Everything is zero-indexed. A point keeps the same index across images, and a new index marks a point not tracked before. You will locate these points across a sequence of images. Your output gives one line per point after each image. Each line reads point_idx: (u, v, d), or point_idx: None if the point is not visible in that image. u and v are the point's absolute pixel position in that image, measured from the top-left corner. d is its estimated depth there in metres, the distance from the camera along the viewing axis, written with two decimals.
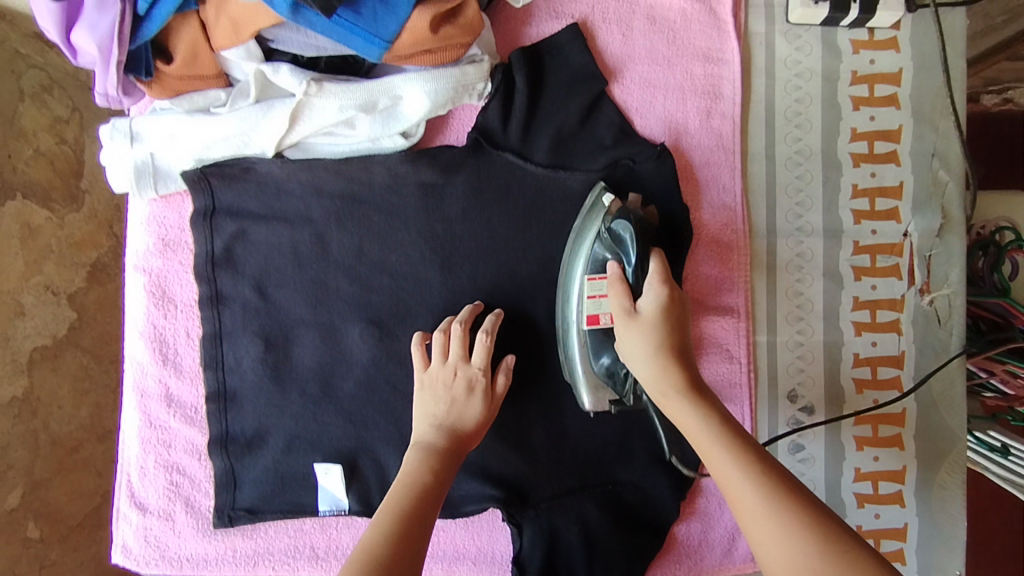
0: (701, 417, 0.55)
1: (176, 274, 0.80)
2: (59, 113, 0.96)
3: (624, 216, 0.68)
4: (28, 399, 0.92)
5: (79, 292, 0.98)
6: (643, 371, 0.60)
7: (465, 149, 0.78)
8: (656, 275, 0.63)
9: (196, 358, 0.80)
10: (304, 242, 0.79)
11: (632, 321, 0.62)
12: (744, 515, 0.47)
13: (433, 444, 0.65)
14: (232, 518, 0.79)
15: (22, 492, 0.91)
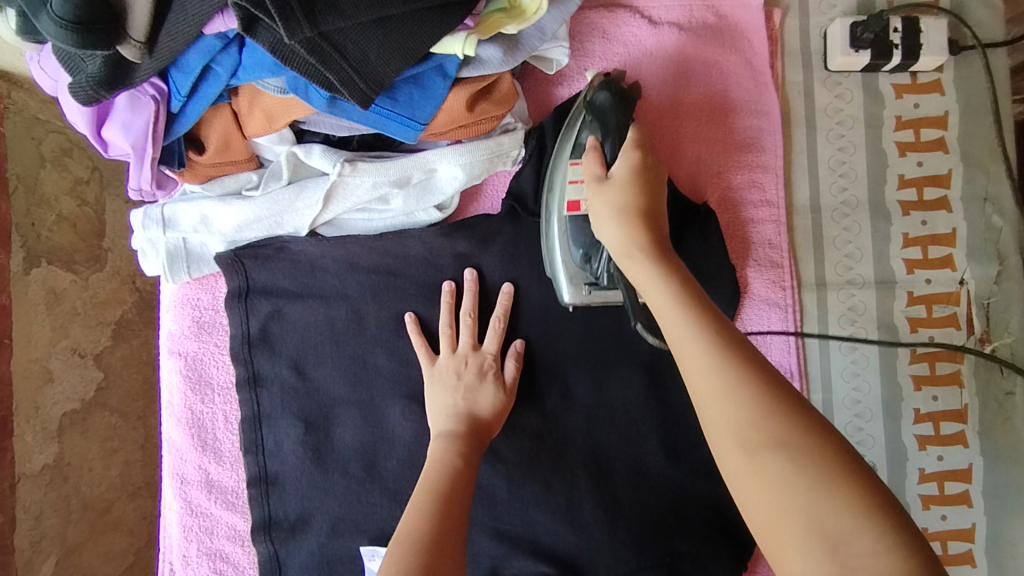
0: (659, 275, 0.52)
1: (211, 356, 0.79)
2: (79, 174, 0.97)
3: (602, 90, 0.67)
4: (58, 465, 0.95)
5: (105, 353, 0.99)
6: (608, 233, 0.58)
7: (502, 218, 0.77)
8: (630, 144, 0.62)
9: (236, 441, 0.78)
10: (340, 317, 0.77)
11: (602, 185, 0.61)
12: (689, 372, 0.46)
13: (455, 429, 0.68)
14: None
15: (56, 559, 0.94)
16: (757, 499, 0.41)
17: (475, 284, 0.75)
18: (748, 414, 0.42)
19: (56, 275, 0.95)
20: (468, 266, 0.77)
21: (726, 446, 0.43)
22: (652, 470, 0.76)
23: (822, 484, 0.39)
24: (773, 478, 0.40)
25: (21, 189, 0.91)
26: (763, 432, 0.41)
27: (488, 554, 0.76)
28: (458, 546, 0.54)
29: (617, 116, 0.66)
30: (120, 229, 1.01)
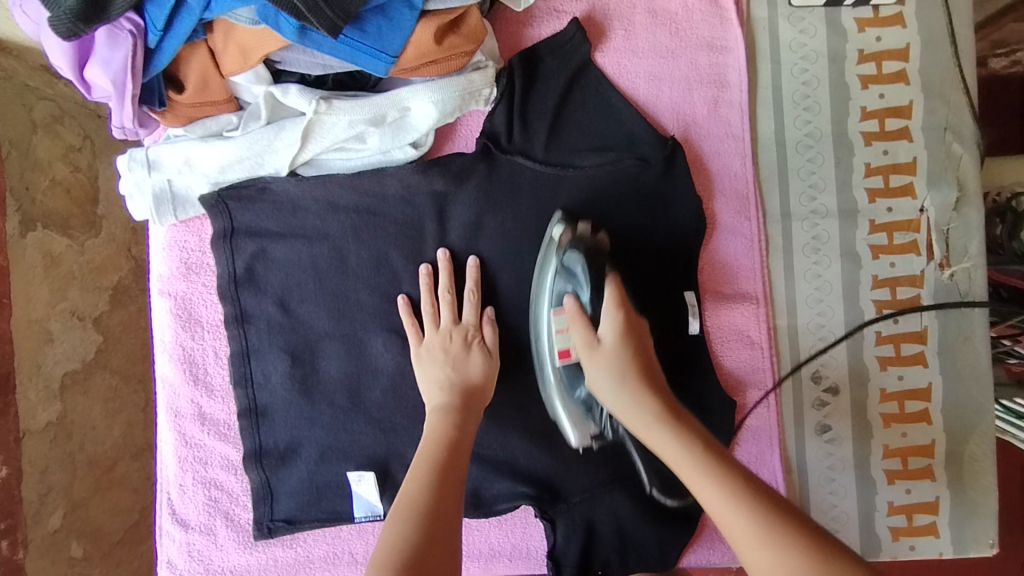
0: (680, 439, 0.59)
1: (200, 295, 0.82)
2: (71, 142, 1.00)
3: (575, 249, 0.73)
4: (62, 423, 0.98)
5: (103, 316, 1.04)
6: (616, 403, 0.65)
7: (475, 155, 0.79)
8: (612, 302, 0.69)
9: (226, 376, 0.82)
10: (323, 257, 0.80)
11: (596, 354, 0.67)
12: (695, 485, 0.55)
13: (449, 402, 0.71)
14: (272, 529, 0.80)
15: (63, 513, 0.96)
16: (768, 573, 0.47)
17: (449, 263, 0.79)
18: (749, 517, 0.50)
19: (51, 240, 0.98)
20: (441, 246, 0.79)
21: None
22: None
23: None
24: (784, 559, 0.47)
25: (15, 154, 0.93)
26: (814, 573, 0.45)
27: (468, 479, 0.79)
28: (454, 515, 0.59)
29: (590, 266, 0.72)
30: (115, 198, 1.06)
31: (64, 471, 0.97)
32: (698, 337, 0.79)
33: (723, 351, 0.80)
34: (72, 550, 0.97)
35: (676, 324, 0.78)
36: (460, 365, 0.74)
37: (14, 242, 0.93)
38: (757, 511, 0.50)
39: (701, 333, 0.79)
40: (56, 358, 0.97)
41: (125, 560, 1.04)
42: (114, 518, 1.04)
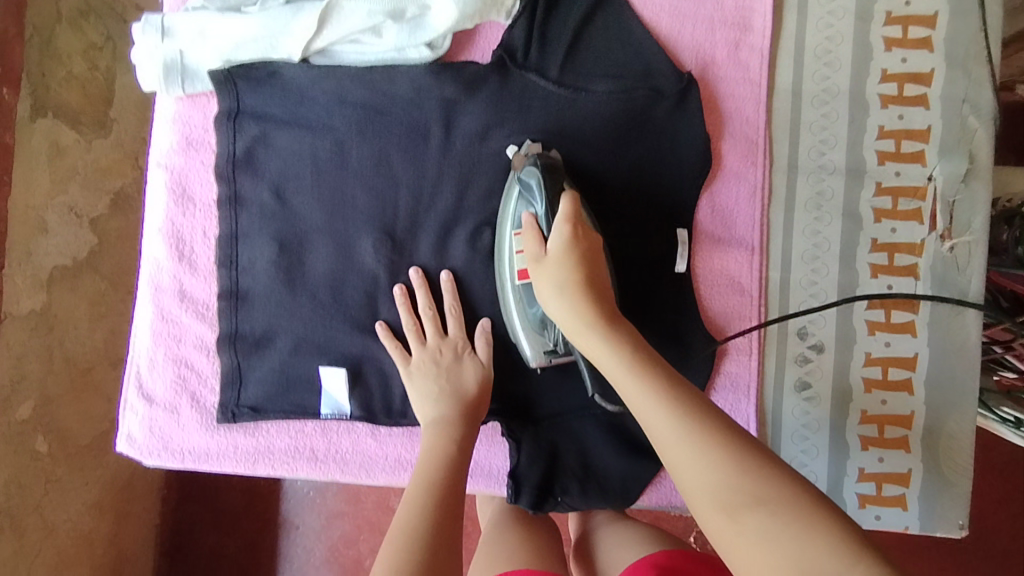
0: (611, 344, 0.54)
1: (197, 173, 0.81)
2: (93, 40, 1.04)
3: (533, 163, 0.71)
4: (46, 314, 0.97)
5: (101, 217, 1.07)
6: (557, 308, 0.58)
7: (489, 67, 0.79)
8: (562, 217, 0.62)
9: (211, 257, 0.81)
10: (324, 150, 0.80)
11: (541, 262, 0.62)
12: (625, 391, 0.51)
13: (446, 415, 0.71)
14: (236, 414, 0.80)
15: (34, 404, 0.95)
16: (686, 475, 0.46)
17: (423, 282, 0.79)
18: (676, 425, 0.47)
19: (60, 130, 0.99)
20: (414, 265, 0.80)
21: (708, 511, 0.44)
22: None
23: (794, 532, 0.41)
24: (704, 464, 0.45)
25: (37, 39, 0.95)
26: (741, 494, 0.43)
27: None
28: (455, 535, 0.58)
29: (547, 183, 0.69)
30: (126, 102, 1.10)
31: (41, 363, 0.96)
32: (685, 277, 0.79)
33: (712, 296, 0.79)
34: (36, 444, 0.95)
35: (667, 262, 0.78)
36: (451, 380, 0.74)
37: (25, 125, 0.93)
38: (683, 414, 0.48)
39: (689, 273, 0.79)
40: (49, 250, 0.98)
41: (89, 465, 1.05)
42: (83, 423, 1.04)
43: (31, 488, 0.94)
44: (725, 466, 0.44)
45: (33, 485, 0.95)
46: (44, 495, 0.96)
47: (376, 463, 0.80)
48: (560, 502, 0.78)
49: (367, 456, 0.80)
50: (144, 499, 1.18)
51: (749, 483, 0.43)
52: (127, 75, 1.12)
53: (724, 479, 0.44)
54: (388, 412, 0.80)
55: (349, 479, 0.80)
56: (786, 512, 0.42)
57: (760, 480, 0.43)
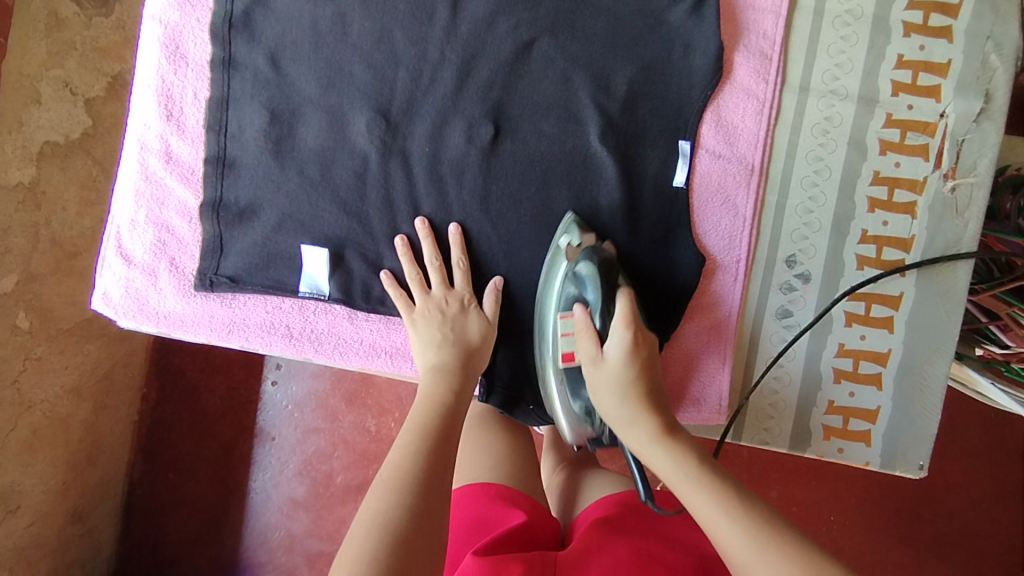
0: (678, 459, 0.58)
1: (191, 30, 0.78)
2: None
3: (586, 258, 0.71)
4: (33, 190, 0.95)
5: (96, 98, 1.03)
6: (621, 421, 0.64)
7: None
8: (623, 320, 0.66)
9: (200, 121, 0.79)
10: (325, 19, 0.78)
11: (597, 367, 0.66)
12: (692, 503, 0.55)
13: (447, 363, 0.71)
14: (213, 283, 0.79)
15: (19, 278, 0.94)
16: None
17: (429, 233, 0.77)
18: (738, 526, 0.51)
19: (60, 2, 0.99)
20: (419, 215, 0.78)
21: None
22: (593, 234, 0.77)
23: None
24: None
25: None
26: None
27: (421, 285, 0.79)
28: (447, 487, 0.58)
29: (603, 286, 0.69)
30: None
31: (27, 239, 0.95)
32: (681, 191, 0.77)
33: (705, 214, 0.77)
34: (17, 318, 0.94)
35: (663, 174, 0.77)
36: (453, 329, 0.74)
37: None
38: (749, 519, 0.52)
39: (685, 187, 0.77)
40: (41, 124, 0.95)
41: (71, 348, 1.03)
42: (68, 307, 1.03)
43: (10, 362, 0.93)
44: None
45: (13, 360, 0.94)
46: (21, 372, 0.95)
47: (352, 346, 0.80)
48: (529, 408, 0.81)
49: (343, 338, 0.80)
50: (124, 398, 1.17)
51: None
52: None
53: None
54: (367, 298, 0.79)
55: (322, 360, 0.80)
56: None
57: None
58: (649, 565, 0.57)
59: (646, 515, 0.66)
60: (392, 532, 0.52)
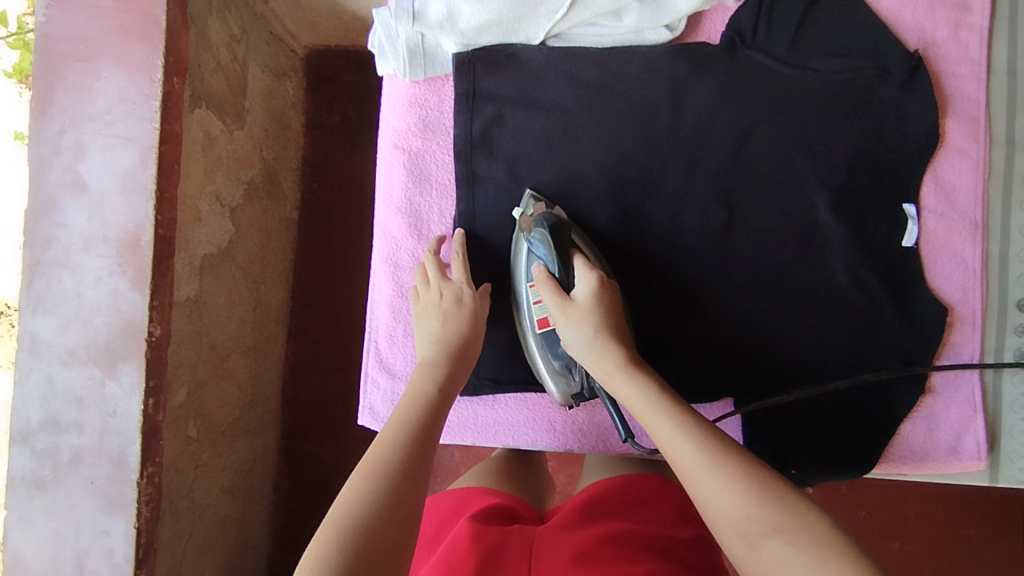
0: (641, 389, 0.67)
1: (434, 154, 0.84)
2: (231, 30, 1.18)
3: (540, 224, 0.77)
4: (197, 302, 1.12)
5: (237, 206, 1.26)
6: (585, 355, 0.73)
7: (721, 47, 0.81)
8: (584, 265, 0.76)
9: (448, 235, 0.85)
10: (556, 129, 0.82)
11: (568, 307, 0.74)
12: (652, 427, 0.65)
13: (436, 359, 0.74)
14: (477, 387, 0.83)
15: (187, 390, 1.09)
16: (711, 505, 0.58)
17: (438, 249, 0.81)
18: (699, 454, 0.60)
19: (209, 120, 1.14)
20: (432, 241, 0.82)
21: (734, 535, 0.56)
22: (828, 302, 0.82)
23: (818, 556, 0.51)
24: (724, 488, 0.57)
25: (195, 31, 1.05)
26: (763, 524, 0.55)
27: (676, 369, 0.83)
28: (423, 466, 0.62)
29: (558, 243, 0.76)
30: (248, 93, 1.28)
31: (193, 351, 1.11)
32: (910, 250, 0.82)
33: (937, 268, 0.82)
34: (188, 429, 1.11)
35: (892, 235, 0.81)
36: (439, 323, 0.76)
37: (188, 115, 1.05)
38: (707, 446, 0.60)
39: (914, 246, 0.82)
40: (200, 238, 1.12)
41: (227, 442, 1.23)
42: (220, 406, 1.21)
43: (184, 471, 1.10)
44: (754, 502, 0.56)
45: (186, 469, 1.10)
46: (193, 479, 1.12)
47: (615, 432, 0.84)
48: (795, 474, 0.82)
49: (603, 427, 0.84)
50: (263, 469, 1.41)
51: (767, 511, 0.55)
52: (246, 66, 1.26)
53: (744, 504, 0.56)
54: None
55: (585, 449, 0.85)
56: (794, 533, 0.53)
57: (778, 505, 0.55)
58: (613, 540, 0.66)
59: (616, 505, 0.75)
60: (394, 483, 0.58)
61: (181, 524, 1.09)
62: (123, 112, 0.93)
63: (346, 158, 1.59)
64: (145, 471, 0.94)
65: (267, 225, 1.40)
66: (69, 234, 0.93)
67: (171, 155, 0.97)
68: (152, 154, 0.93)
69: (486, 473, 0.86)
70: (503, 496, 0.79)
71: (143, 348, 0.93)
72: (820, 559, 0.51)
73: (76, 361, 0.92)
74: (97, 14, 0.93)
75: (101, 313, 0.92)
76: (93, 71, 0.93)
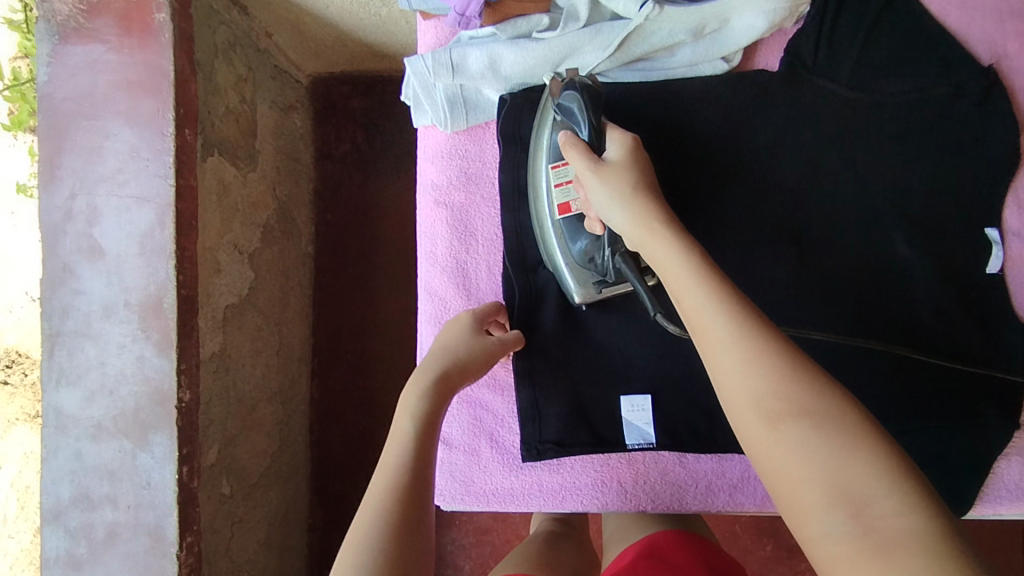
0: (679, 250, 0.57)
1: (479, 207, 0.80)
2: (240, 70, 1.08)
3: (571, 88, 0.70)
4: (224, 355, 1.02)
5: (255, 252, 1.13)
6: (615, 216, 0.64)
7: (780, 75, 0.77)
8: (615, 132, 0.69)
9: (497, 292, 0.80)
10: None
11: (600, 169, 0.66)
12: (678, 295, 0.55)
13: (424, 381, 0.64)
14: (541, 452, 0.78)
15: (219, 447, 0.99)
16: (731, 379, 0.49)
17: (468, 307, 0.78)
18: (728, 325, 0.50)
19: (223, 167, 1.03)
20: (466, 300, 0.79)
21: (746, 413, 0.48)
22: (913, 335, 0.76)
23: (846, 450, 0.44)
24: (748, 358, 0.49)
25: (203, 75, 0.95)
26: (787, 408, 0.46)
27: None
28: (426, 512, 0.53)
29: (592, 106, 0.69)
30: (262, 130, 1.17)
31: (223, 406, 1.01)
32: (995, 277, 0.77)
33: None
34: (222, 486, 1.00)
35: (975, 263, 0.76)
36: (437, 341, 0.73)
37: (201, 165, 0.95)
38: (741, 318, 0.50)
39: (999, 272, 0.76)
40: (222, 289, 1.02)
41: (260, 499, 1.13)
42: (252, 459, 1.11)
43: (222, 530, 1.00)
44: (780, 382, 0.47)
45: (223, 529, 1.00)
46: (231, 537, 1.02)
47: (690, 490, 0.79)
48: None
49: (678, 485, 0.80)
50: (298, 522, 1.31)
51: (796, 392, 0.46)
52: (260, 102, 1.17)
53: (768, 382, 0.47)
54: (696, 438, 0.77)
55: (660, 510, 0.80)
56: (822, 420, 0.45)
57: (809, 389, 0.46)
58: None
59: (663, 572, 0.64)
60: (388, 563, 0.49)
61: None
62: (135, 170, 0.86)
63: (359, 190, 1.41)
64: (184, 542, 0.87)
65: (289, 265, 1.30)
66: (89, 301, 0.87)
67: (190, 211, 0.89)
68: (170, 212, 0.86)
69: (525, 558, 0.79)
70: None
71: (172, 415, 0.86)
72: (850, 458, 0.43)
73: (105, 434, 0.86)
74: (103, 70, 0.86)
75: (127, 381, 0.86)
76: (101, 130, 0.86)
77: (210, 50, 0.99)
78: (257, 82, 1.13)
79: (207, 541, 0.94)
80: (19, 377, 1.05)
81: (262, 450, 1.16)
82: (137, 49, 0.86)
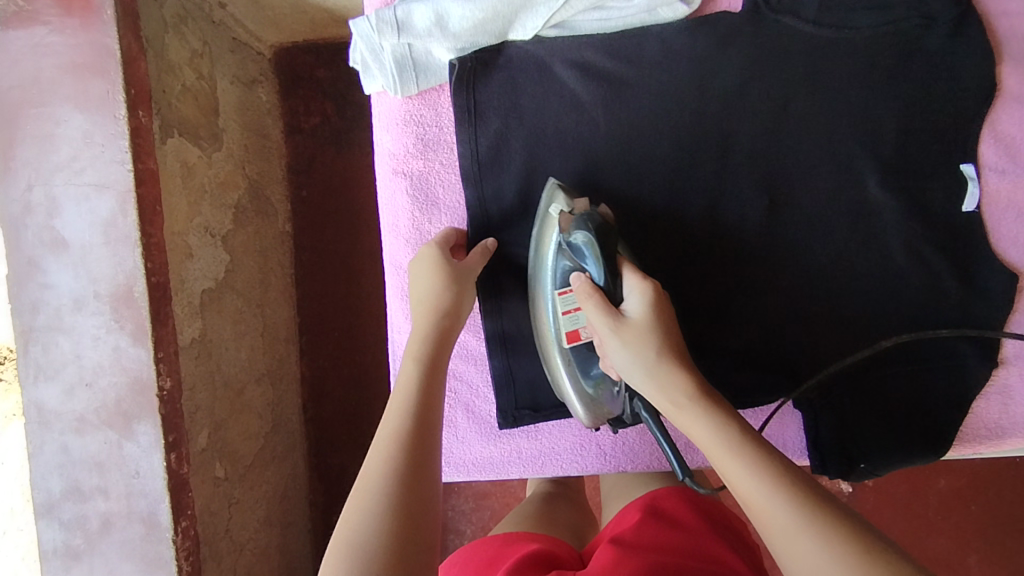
0: (717, 432, 0.56)
1: (438, 175, 0.77)
2: (193, 44, 1.03)
3: (581, 226, 0.66)
4: (204, 340, 1.00)
5: (228, 234, 1.11)
6: (645, 384, 0.62)
7: (744, 17, 0.74)
8: (633, 275, 0.65)
9: None
10: (572, 128, 0.75)
11: (622, 326, 0.63)
12: (731, 477, 0.54)
13: (430, 324, 0.68)
14: (517, 418, 0.78)
15: (209, 431, 0.99)
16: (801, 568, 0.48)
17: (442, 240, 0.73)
18: (790, 508, 0.49)
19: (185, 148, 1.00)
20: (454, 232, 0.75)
21: None
22: (890, 279, 0.75)
23: None
24: (817, 551, 0.47)
25: (152, 52, 0.91)
26: None
27: (733, 373, 0.76)
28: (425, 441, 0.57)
29: (603, 245, 0.65)
30: (224, 106, 1.13)
31: (210, 391, 1.01)
32: (973, 216, 0.74)
33: (1002, 231, 0.75)
34: (215, 470, 1.00)
35: (951, 201, 0.74)
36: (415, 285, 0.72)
37: (160, 147, 0.91)
38: (801, 502, 0.50)
39: (976, 211, 0.74)
40: (196, 274, 1.00)
41: (256, 480, 1.14)
42: (244, 441, 1.11)
43: (219, 513, 1.00)
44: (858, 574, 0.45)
45: (221, 511, 1.00)
46: (230, 518, 1.02)
47: None
48: (864, 467, 0.77)
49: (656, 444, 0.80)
50: (300, 497, 1.32)
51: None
52: (220, 77, 1.12)
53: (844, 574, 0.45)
54: None
55: (640, 469, 0.80)
56: None
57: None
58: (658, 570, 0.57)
59: (671, 526, 0.66)
60: (391, 489, 0.53)
61: (225, 566, 0.99)
62: (90, 157, 0.83)
63: (332, 163, 1.37)
64: (179, 526, 0.87)
65: (266, 244, 1.27)
66: (58, 295, 0.84)
67: (152, 195, 0.86)
68: (131, 198, 0.83)
69: (520, 520, 0.80)
70: (539, 540, 0.71)
71: (154, 404, 0.85)
72: None
73: (88, 427, 0.85)
74: (46, 54, 0.82)
75: (105, 373, 0.84)
76: (50, 117, 0.83)
77: (157, 25, 0.94)
78: (215, 57, 1.09)
79: (205, 524, 0.94)
80: (11, 373, 1.02)
81: (256, 429, 1.16)
82: (79, 29, 0.82)
